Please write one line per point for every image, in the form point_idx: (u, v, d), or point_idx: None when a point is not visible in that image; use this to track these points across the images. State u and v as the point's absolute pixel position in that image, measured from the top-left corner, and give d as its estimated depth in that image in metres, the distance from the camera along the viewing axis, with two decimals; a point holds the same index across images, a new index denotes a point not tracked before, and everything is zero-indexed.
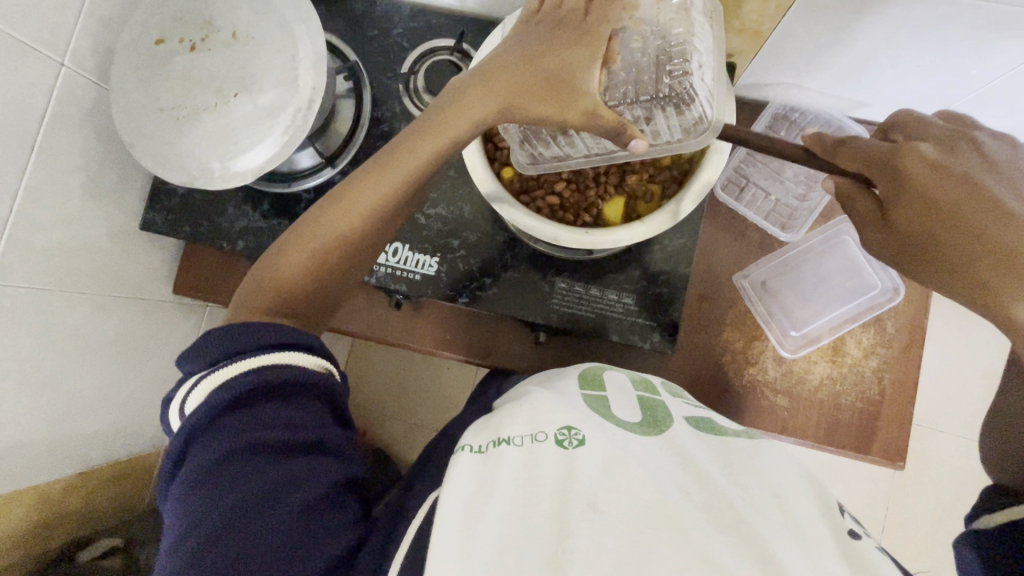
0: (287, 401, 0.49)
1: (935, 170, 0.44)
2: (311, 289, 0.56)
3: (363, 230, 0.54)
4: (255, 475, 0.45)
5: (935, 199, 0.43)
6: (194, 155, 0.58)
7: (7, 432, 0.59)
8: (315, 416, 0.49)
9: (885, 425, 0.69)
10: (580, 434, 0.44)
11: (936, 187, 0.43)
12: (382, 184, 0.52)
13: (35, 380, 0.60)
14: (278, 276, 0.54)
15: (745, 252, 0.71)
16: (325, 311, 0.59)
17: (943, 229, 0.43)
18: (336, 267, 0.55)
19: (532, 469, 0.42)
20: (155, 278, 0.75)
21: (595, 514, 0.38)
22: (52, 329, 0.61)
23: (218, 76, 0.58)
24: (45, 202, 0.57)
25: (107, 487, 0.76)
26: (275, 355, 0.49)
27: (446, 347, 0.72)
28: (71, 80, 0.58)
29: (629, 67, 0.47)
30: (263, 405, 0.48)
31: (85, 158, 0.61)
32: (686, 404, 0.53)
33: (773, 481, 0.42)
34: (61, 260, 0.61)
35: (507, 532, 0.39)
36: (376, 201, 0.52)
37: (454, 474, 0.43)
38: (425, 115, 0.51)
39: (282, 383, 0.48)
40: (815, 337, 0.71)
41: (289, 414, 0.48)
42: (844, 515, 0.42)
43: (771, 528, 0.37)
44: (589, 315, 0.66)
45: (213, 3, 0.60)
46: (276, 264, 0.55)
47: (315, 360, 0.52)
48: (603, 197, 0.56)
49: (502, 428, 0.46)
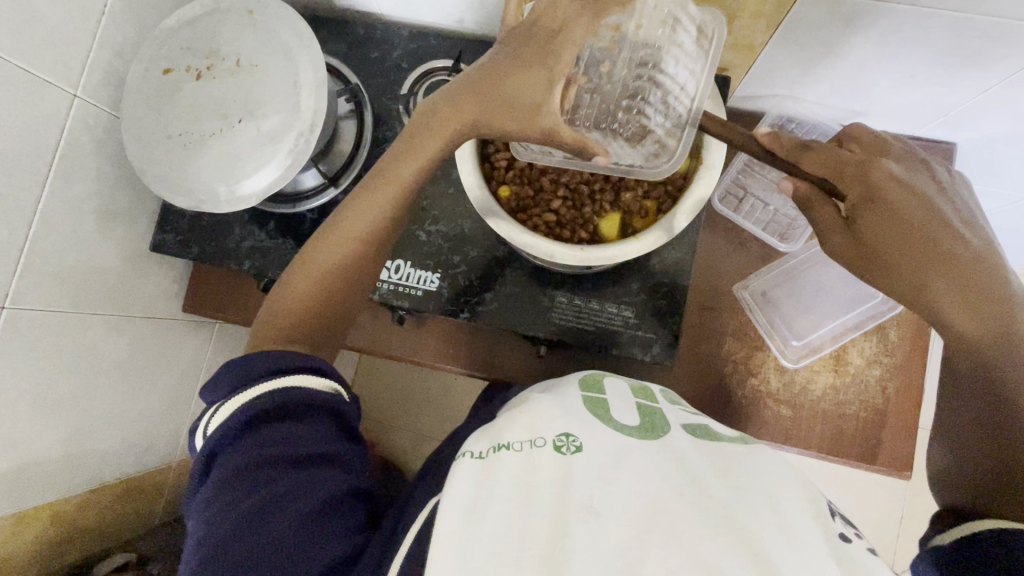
0: (296, 418, 0.50)
1: (899, 187, 0.46)
2: (318, 312, 0.57)
3: (362, 249, 0.56)
4: (263, 489, 0.46)
5: (898, 211, 0.45)
6: (200, 180, 0.60)
7: (20, 451, 0.60)
8: (322, 432, 0.50)
9: (891, 435, 0.68)
10: (577, 441, 0.44)
11: (902, 202, 0.46)
12: (374, 211, 0.55)
13: (50, 399, 0.63)
14: (288, 299, 0.56)
15: (745, 263, 0.72)
16: (336, 332, 0.60)
17: (901, 240, 0.45)
18: (339, 289, 0.57)
19: (531, 473, 0.42)
20: (167, 297, 0.77)
21: (592, 515, 0.39)
22: (65, 349, 0.63)
23: (224, 104, 0.61)
24: (59, 227, 0.60)
25: (122, 502, 0.78)
26: (293, 378, 0.51)
27: (449, 363, 0.73)
28: (84, 110, 0.60)
29: (594, 91, 0.50)
30: (274, 424, 0.49)
31: (97, 183, 0.63)
32: (682, 411, 0.53)
33: (769, 487, 0.42)
34: (76, 282, 0.63)
35: (502, 539, 0.39)
36: (374, 224, 0.55)
37: (455, 479, 0.43)
38: (402, 144, 0.54)
39: (293, 403, 0.50)
40: (818, 346, 0.71)
41: (297, 430, 0.49)
42: (835, 518, 0.42)
43: (765, 531, 0.38)
44: (589, 329, 0.66)
45: (218, 33, 0.62)
46: (286, 288, 0.57)
47: (325, 382, 0.53)
48: (599, 213, 0.57)
49: (503, 434, 0.47)
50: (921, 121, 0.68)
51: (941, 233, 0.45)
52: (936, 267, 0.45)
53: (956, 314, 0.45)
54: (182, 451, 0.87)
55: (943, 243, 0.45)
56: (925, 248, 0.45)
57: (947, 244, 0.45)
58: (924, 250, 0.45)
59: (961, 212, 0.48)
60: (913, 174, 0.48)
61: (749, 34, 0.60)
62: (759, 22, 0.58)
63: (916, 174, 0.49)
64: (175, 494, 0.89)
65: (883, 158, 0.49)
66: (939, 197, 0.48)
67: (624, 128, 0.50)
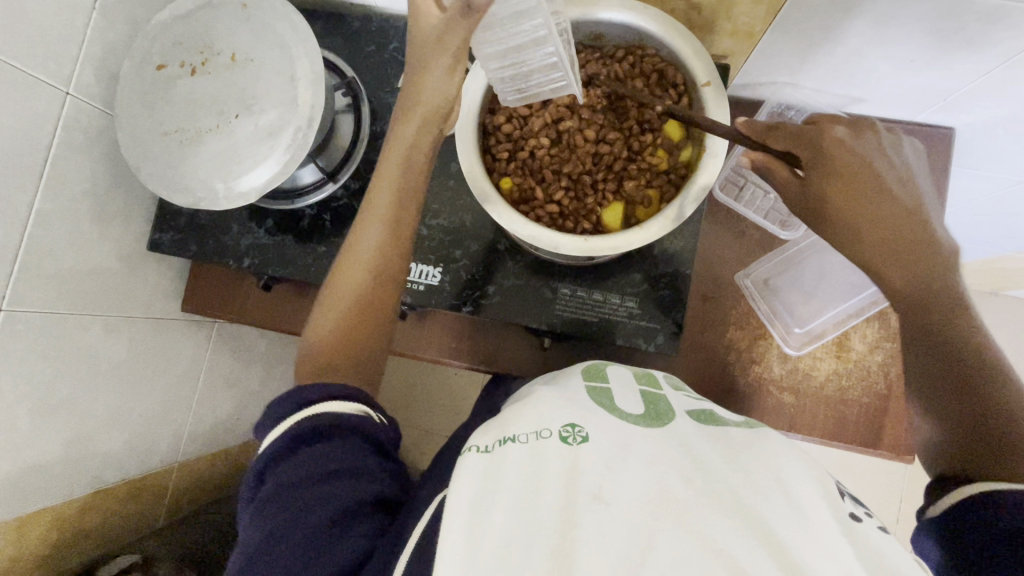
0: (324, 442, 0.49)
1: (848, 149, 0.51)
2: (350, 341, 0.56)
3: (378, 271, 0.56)
4: (287, 506, 0.46)
5: (846, 173, 0.50)
6: (198, 177, 0.60)
7: (21, 455, 0.60)
8: (350, 456, 0.49)
9: (894, 420, 0.69)
10: (583, 432, 0.43)
11: (851, 165, 0.50)
12: (381, 234, 0.55)
13: (50, 402, 0.62)
14: (317, 341, 0.56)
15: (746, 251, 0.72)
16: (375, 359, 0.58)
17: (847, 201, 0.50)
18: (362, 312, 0.56)
19: (537, 469, 0.41)
20: (165, 297, 0.76)
21: (601, 504, 0.38)
22: (64, 351, 0.63)
23: (220, 100, 0.60)
24: (55, 228, 0.59)
25: (125, 504, 0.78)
26: (329, 405, 0.51)
27: (452, 358, 0.73)
28: (76, 108, 0.59)
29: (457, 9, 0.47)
30: (303, 448, 0.49)
31: (93, 183, 0.63)
32: (685, 396, 0.53)
33: (778, 467, 0.41)
34: (74, 284, 0.63)
35: (511, 531, 0.38)
36: (381, 240, 0.55)
37: (460, 476, 0.43)
38: (384, 171, 0.54)
39: (320, 427, 0.49)
40: (819, 333, 0.71)
41: (323, 453, 0.48)
42: (845, 497, 0.42)
43: (776, 511, 0.37)
44: (593, 321, 0.66)
45: (213, 28, 0.61)
46: (314, 330, 0.56)
47: (354, 408, 0.52)
48: (602, 204, 0.56)
49: (507, 427, 0.46)
50: (919, 105, 0.69)
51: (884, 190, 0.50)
52: (880, 228, 0.50)
53: (897, 270, 0.50)
54: (184, 452, 0.87)
55: (884, 199, 0.50)
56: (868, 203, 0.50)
57: (890, 208, 0.50)
58: (869, 211, 0.50)
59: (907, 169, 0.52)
60: (864, 138, 0.52)
61: (748, 21, 0.60)
62: (759, 8, 0.58)
63: (869, 139, 0.52)
64: (178, 495, 0.89)
65: (835, 123, 0.52)
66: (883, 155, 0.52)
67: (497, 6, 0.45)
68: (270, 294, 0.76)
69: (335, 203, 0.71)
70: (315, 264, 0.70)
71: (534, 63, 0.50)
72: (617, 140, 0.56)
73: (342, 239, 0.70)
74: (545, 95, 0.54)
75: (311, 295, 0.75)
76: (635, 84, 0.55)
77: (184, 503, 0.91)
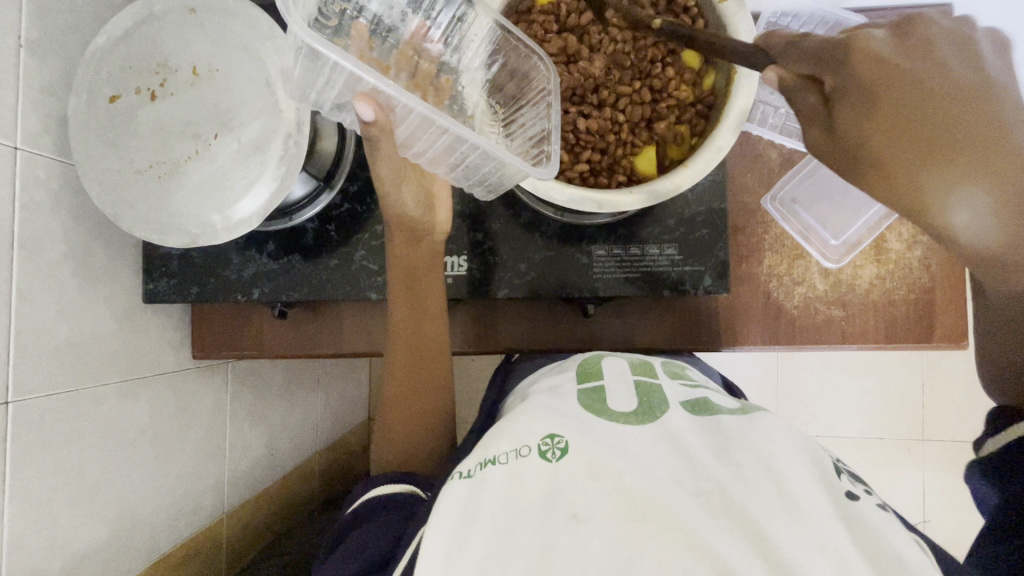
0: (371, 516, 0.57)
1: (886, 64, 0.38)
2: (413, 435, 0.63)
3: (415, 366, 0.63)
4: (333, 552, 0.57)
5: (917, 86, 0.37)
6: (190, 213, 0.55)
7: (67, 547, 0.56)
8: (382, 532, 0.54)
9: (943, 308, 0.68)
10: (562, 443, 0.41)
11: (902, 76, 0.38)
12: (405, 338, 0.62)
13: (82, 486, 0.57)
14: (387, 445, 0.63)
15: (768, 172, 0.69)
16: (442, 436, 0.64)
17: (897, 121, 0.38)
18: (417, 405, 0.64)
19: (535, 478, 0.40)
20: (175, 349, 0.71)
21: (577, 523, 0.37)
22: (84, 429, 0.58)
23: (192, 121, 0.55)
24: (41, 300, 0.53)
25: (188, 568, 0.74)
26: (385, 486, 0.59)
27: (496, 345, 0.70)
28: (31, 163, 0.52)
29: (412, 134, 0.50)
30: (359, 514, 0.58)
31: (69, 243, 0.56)
32: (681, 386, 0.52)
33: (767, 457, 0.39)
34: (76, 356, 0.57)
35: (492, 552, 0.37)
36: (412, 345, 0.63)
37: (443, 503, 0.42)
38: (392, 294, 0.61)
39: (372, 504, 0.58)
40: (856, 241, 0.68)
41: (367, 523, 0.56)
42: (842, 475, 0.40)
43: (766, 507, 0.36)
44: (635, 276, 0.63)
45: (163, 43, 0.55)
46: (383, 437, 0.64)
47: (400, 487, 0.58)
48: (632, 151, 0.53)
49: (489, 449, 0.44)
50: None
51: (969, 114, 0.37)
52: (967, 144, 0.36)
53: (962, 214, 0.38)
54: (229, 501, 0.82)
55: (964, 121, 0.37)
56: (959, 152, 0.37)
57: (976, 122, 0.37)
58: (940, 126, 0.37)
59: (976, 77, 0.38)
60: (909, 44, 0.39)
61: None
62: None
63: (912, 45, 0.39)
64: (235, 544, 0.84)
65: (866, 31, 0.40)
66: (968, 56, 0.39)
67: (419, 128, 0.47)
68: (287, 320, 0.71)
69: (335, 210, 0.65)
70: (329, 279, 0.65)
71: (477, 156, 0.47)
72: (634, 82, 0.52)
73: (352, 247, 0.65)
74: (508, 176, 0.48)
75: (329, 312, 0.71)
76: (646, 13, 0.52)
77: (242, 550, 0.87)
